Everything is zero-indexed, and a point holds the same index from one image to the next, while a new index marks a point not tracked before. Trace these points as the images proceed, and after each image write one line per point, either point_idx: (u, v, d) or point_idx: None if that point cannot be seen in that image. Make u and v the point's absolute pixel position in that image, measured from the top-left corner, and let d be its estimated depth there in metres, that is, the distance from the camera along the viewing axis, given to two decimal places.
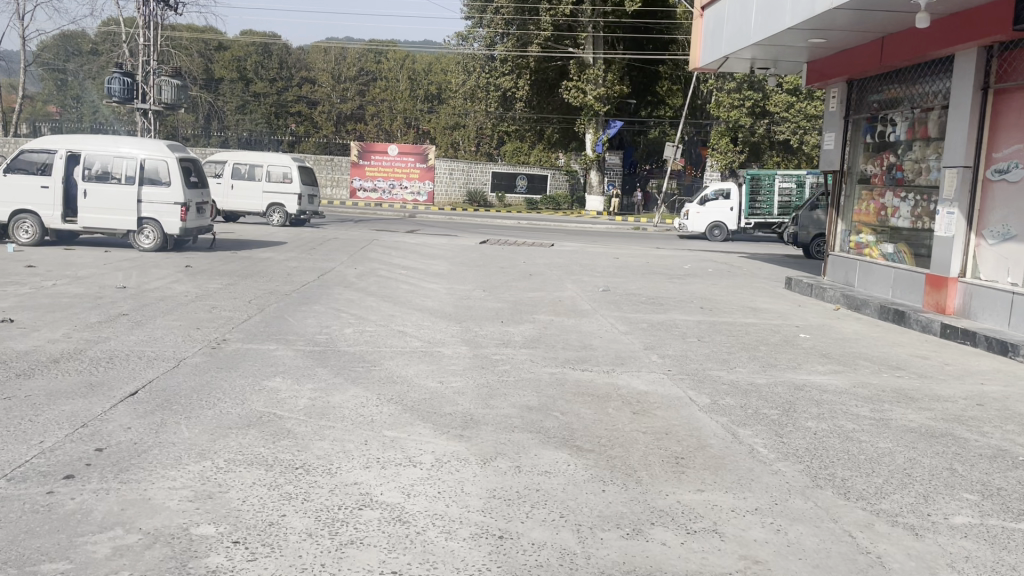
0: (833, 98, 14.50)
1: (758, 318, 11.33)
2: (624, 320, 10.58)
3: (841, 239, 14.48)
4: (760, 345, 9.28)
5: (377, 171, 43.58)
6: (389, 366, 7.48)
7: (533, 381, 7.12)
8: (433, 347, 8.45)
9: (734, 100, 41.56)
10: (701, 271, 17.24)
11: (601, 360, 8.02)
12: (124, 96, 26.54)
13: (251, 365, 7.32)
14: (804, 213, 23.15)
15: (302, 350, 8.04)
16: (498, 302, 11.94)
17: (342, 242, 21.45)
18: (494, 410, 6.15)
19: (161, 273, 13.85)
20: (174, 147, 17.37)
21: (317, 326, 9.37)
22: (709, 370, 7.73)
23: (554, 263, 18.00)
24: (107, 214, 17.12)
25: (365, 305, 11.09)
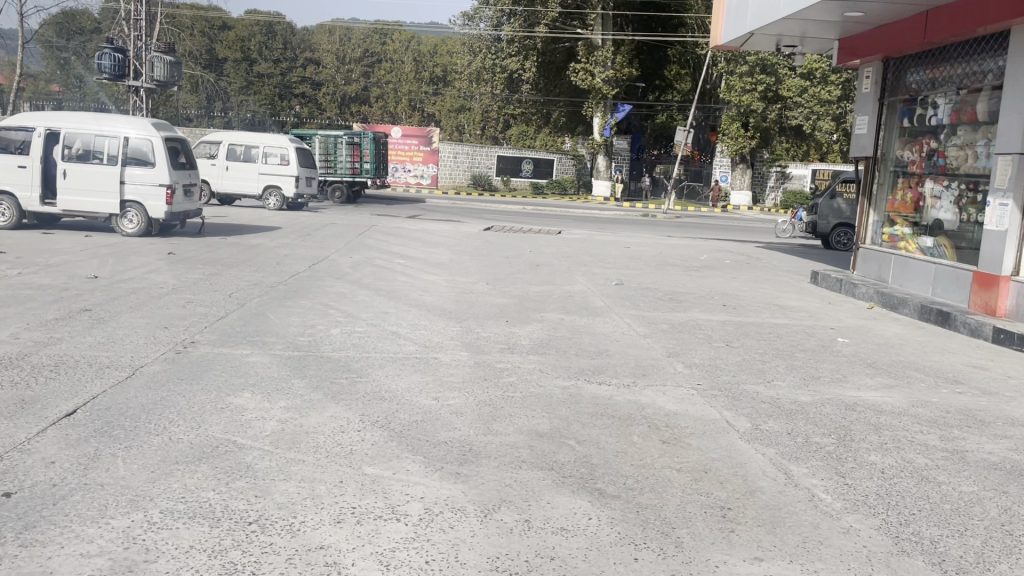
0: (867, 78, 13.45)
1: (792, 318, 10.32)
2: (642, 321, 9.57)
3: (873, 231, 13.41)
4: (794, 351, 8.28)
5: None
6: (377, 377, 6.50)
7: (543, 398, 6.13)
8: (428, 352, 7.47)
9: (747, 84, 39.75)
10: (718, 263, 16.22)
11: (619, 370, 7.04)
12: (114, 73, 25.31)
13: (217, 376, 6.33)
14: (823, 202, 22.01)
15: (280, 356, 7.07)
16: (501, 297, 10.98)
17: (339, 228, 20.50)
18: (498, 438, 5.17)
19: (140, 261, 12.87)
20: (159, 126, 16.37)
21: (299, 325, 8.40)
22: (746, 386, 6.74)
23: (563, 253, 16.99)
24: (89, 196, 16.15)
25: (356, 301, 10.12)
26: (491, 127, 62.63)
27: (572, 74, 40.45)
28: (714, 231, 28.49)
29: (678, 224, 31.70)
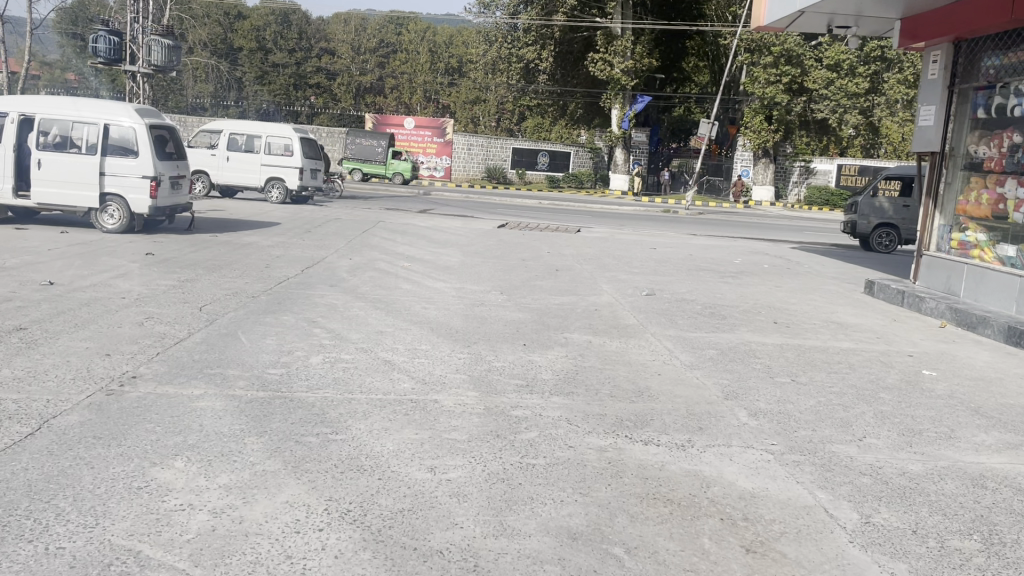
0: (934, 62, 11.85)
1: (859, 340, 8.79)
2: (685, 344, 8.06)
3: (938, 236, 11.83)
4: (877, 390, 6.74)
5: (396, 146, 40.38)
6: (359, 432, 5.03)
7: (574, 469, 4.63)
8: (427, 392, 5.98)
9: (770, 75, 38.11)
10: (756, 269, 14.66)
11: (667, 423, 5.51)
12: (110, 56, 23.98)
13: (150, 431, 4.86)
14: (863, 200, 20.39)
15: (240, 399, 5.59)
16: (516, 311, 9.50)
17: (343, 224, 19.06)
18: (516, 543, 3.69)
19: (111, 263, 11.43)
20: (145, 112, 14.95)
21: (272, 351, 6.93)
22: (832, 448, 5.22)
23: (584, 254, 15.49)
24: (65, 188, 14.71)
25: (348, 316, 8.66)
26: (506, 120, 61.51)
27: (589, 63, 39.08)
28: (738, 229, 27.05)
29: (703, 220, 30.32)
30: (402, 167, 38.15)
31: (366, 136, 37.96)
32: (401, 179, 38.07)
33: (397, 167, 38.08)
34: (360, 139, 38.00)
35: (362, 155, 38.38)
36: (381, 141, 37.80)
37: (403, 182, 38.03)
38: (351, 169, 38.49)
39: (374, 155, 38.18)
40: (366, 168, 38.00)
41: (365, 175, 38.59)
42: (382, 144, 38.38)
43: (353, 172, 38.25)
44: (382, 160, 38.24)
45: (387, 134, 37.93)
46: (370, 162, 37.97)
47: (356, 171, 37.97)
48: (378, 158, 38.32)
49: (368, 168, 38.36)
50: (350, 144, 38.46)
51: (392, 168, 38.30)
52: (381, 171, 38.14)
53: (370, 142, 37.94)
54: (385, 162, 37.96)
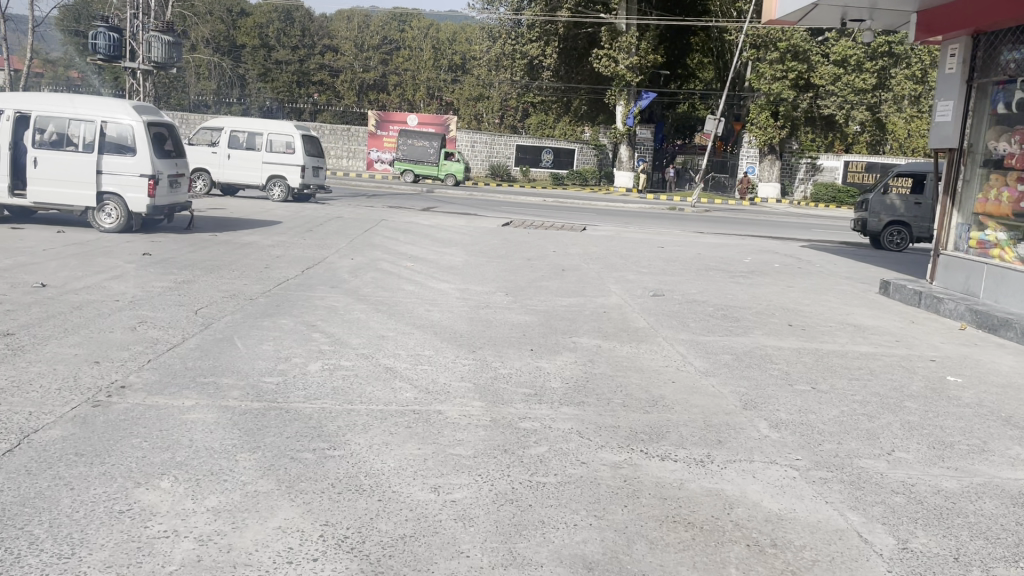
0: (952, 56, 11.53)
1: (877, 344, 8.49)
2: (699, 349, 7.76)
3: (956, 235, 11.50)
4: (901, 398, 6.44)
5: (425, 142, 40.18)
6: (358, 448, 4.73)
7: (587, 488, 4.33)
8: (430, 401, 5.69)
9: (776, 71, 37.94)
10: (767, 268, 14.35)
11: (685, 435, 5.22)
12: (110, 53, 23.69)
13: (135, 447, 4.58)
14: (874, 197, 20.07)
15: (233, 410, 5.29)
16: (522, 314, 9.21)
17: (344, 222, 18.79)
18: (527, 575, 3.39)
19: (107, 263, 11.16)
20: (143, 109, 14.67)
21: (269, 358, 6.63)
22: (861, 464, 4.93)
23: (590, 253, 15.18)
24: (62, 187, 14.43)
25: (349, 319, 8.37)
26: (510, 116, 61.14)
27: (594, 59, 38.60)
28: (745, 226, 26.70)
29: (709, 218, 30.00)
30: (454, 167, 37.52)
31: (418, 136, 37.49)
32: (452, 180, 37.51)
33: (448, 167, 37.47)
34: (412, 140, 37.51)
35: (414, 155, 37.90)
36: (434, 142, 37.30)
37: (455, 183, 37.45)
38: (402, 169, 38.06)
39: (425, 155, 37.68)
40: (417, 169, 37.53)
41: (418, 176, 38.16)
42: (434, 144, 37.84)
43: (406, 172, 37.83)
44: (435, 160, 37.70)
45: (439, 134, 37.38)
46: (422, 163, 37.49)
47: (408, 171, 37.58)
48: (430, 159, 37.77)
49: (419, 169, 37.90)
50: (402, 144, 38.03)
51: (443, 168, 37.66)
52: (434, 172, 37.61)
53: (422, 143, 37.48)
54: (437, 163, 37.39)
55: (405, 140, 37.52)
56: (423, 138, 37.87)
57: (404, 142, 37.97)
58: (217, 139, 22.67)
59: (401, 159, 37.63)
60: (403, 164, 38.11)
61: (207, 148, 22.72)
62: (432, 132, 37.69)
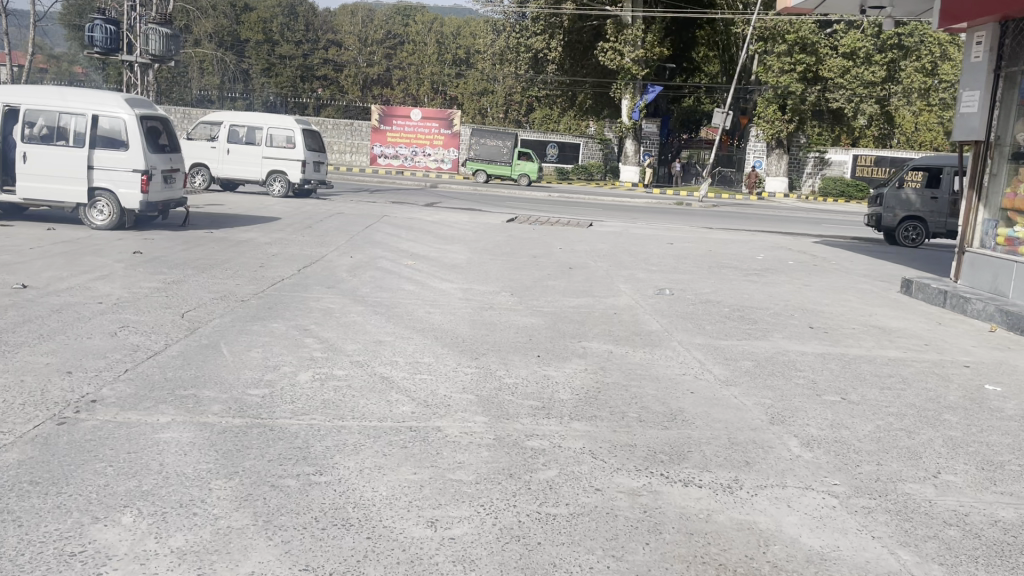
0: (978, 43, 11.01)
1: (906, 349, 8.00)
2: (717, 355, 7.28)
3: (983, 232, 10.99)
4: (939, 411, 5.94)
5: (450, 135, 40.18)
6: (347, 473, 4.25)
7: (603, 521, 3.85)
8: (428, 417, 5.21)
9: (785, 64, 37.03)
10: (782, 266, 13.83)
11: (709, 456, 4.74)
12: (107, 46, 23.29)
13: (97, 472, 4.10)
14: (890, 192, 19.57)
15: (211, 429, 4.81)
16: (528, 316, 8.72)
17: (345, 218, 18.32)
18: None
19: (95, 262, 10.69)
20: (135, 102, 14.20)
21: (256, 367, 6.15)
22: (906, 489, 4.44)
23: (598, 250, 14.70)
24: (52, 182, 13.97)
25: (346, 324, 7.88)
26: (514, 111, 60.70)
27: (599, 52, 38.08)
28: (753, 221, 26.18)
29: (718, 213, 29.46)
30: (526, 168, 37.39)
31: (490, 136, 37.37)
32: (525, 180, 37.33)
33: (521, 167, 37.27)
34: (484, 139, 37.43)
35: (486, 155, 37.80)
36: (507, 141, 37.16)
37: (527, 183, 37.29)
38: (474, 169, 38.07)
39: (498, 155, 37.65)
40: (489, 169, 37.46)
41: (491, 175, 38.07)
42: (507, 144, 37.71)
43: (478, 172, 37.83)
44: (507, 160, 37.59)
45: (512, 134, 37.24)
46: (495, 163, 37.38)
47: (479, 171, 37.56)
48: (503, 158, 37.65)
49: (492, 169, 37.81)
50: (475, 143, 38.00)
51: (517, 169, 37.54)
52: (506, 172, 37.49)
53: (494, 142, 37.43)
54: (510, 163, 37.22)
55: (477, 140, 37.47)
56: (496, 138, 37.73)
57: (477, 141, 37.90)
58: (217, 134, 22.07)
59: (473, 159, 37.62)
60: (475, 164, 38.01)
61: (206, 143, 22.17)
62: (505, 132, 37.52)
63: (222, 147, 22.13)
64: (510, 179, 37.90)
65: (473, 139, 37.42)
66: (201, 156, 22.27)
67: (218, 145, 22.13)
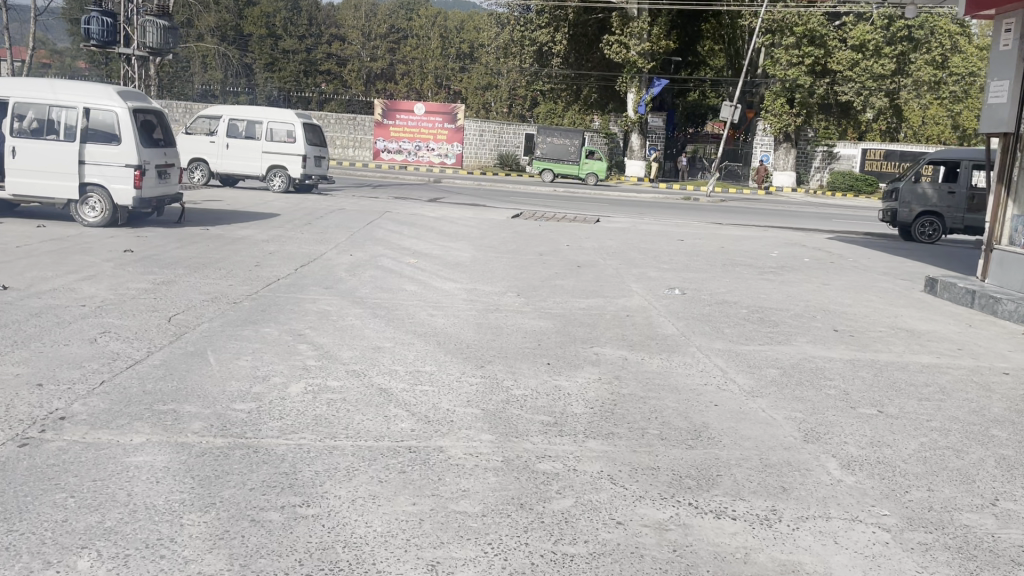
0: (1008, 31, 10.49)
1: (939, 354, 7.53)
2: (738, 362, 6.80)
3: (1010, 228, 10.49)
4: (986, 425, 5.46)
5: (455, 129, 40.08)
6: (336, 505, 3.77)
7: (630, 567, 3.36)
8: (430, 436, 4.74)
9: (793, 57, 36.45)
10: (798, 263, 13.33)
11: (741, 481, 4.27)
12: (103, 39, 22.81)
13: (53, 507, 3.63)
14: (906, 185, 19.05)
15: (187, 452, 4.33)
16: (537, 318, 8.26)
17: (346, 214, 17.83)
18: None
19: (83, 261, 10.22)
20: (128, 95, 13.73)
21: (243, 378, 5.68)
22: (965, 521, 3.96)
23: (607, 247, 14.22)
24: (42, 177, 13.51)
25: (343, 327, 7.41)
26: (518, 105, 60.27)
27: (604, 45, 37.55)
28: (762, 216, 25.68)
29: (727, 208, 28.95)
30: (594, 167, 37.00)
31: (558, 135, 36.88)
32: (593, 179, 36.98)
33: (589, 166, 36.88)
34: (552, 139, 36.88)
35: (554, 154, 37.32)
36: (574, 140, 36.61)
37: (595, 182, 36.93)
38: (541, 168, 37.58)
39: (566, 155, 37.19)
40: (557, 168, 36.96)
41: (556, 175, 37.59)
42: (575, 143, 37.21)
43: (545, 171, 37.28)
44: (575, 159, 37.10)
45: (580, 133, 36.72)
46: (562, 163, 36.94)
47: (547, 171, 37.14)
48: (570, 157, 37.23)
49: (559, 168, 37.31)
50: (542, 143, 37.44)
51: (585, 168, 37.09)
52: (574, 171, 37.03)
53: (562, 142, 36.91)
54: (578, 163, 36.83)
55: (545, 139, 36.90)
56: (563, 137, 37.18)
57: (544, 140, 37.41)
58: (217, 128, 21.69)
59: (541, 158, 37.09)
60: (541, 163, 37.47)
61: (205, 138, 21.74)
62: (573, 131, 36.99)
63: (220, 142, 21.67)
64: (577, 178, 37.60)
65: (541, 139, 36.94)
66: (200, 151, 21.78)
67: (217, 139, 21.68)
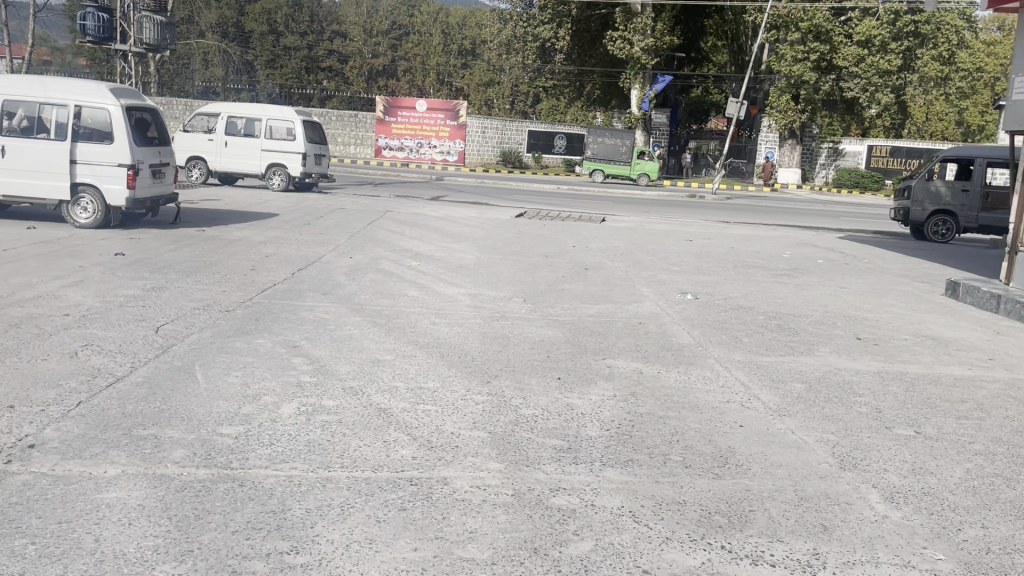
0: None
1: (971, 365, 7.12)
2: (761, 376, 6.38)
3: None
4: None
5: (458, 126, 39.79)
6: (328, 552, 3.37)
7: None
8: (433, 465, 4.32)
9: (798, 52, 35.88)
10: (812, 265, 12.92)
11: (778, 520, 3.86)
12: (100, 35, 22.04)
13: (10, 557, 3.23)
14: (918, 184, 18.61)
15: (165, 487, 3.92)
16: (544, 326, 7.85)
17: (346, 214, 17.41)
18: None
19: (71, 266, 9.82)
20: (121, 92, 13.31)
21: (232, 398, 5.27)
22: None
23: (614, 248, 13.80)
24: (33, 178, 13.12)
25: (341, 338, 7.00)
26: (521, 102, 59.73)
27: (607, 42, 37.08)
28: (770, 215, 25.24)
29: (734, 206, 28.52)
30: (646, 167, 36.18)
31: (608, 135, 36.11)
32: (645, 180, 36.07)
33: (641, 166, 36.02)
34: (604, 139, 36.18)
35: (603, 154, 36.59)
36: (626, 140, 35.88)
37: (647, 183, 36.14)
38: (591, 169, 36.90)
39: (616, 155, 36.42)
40: (609, 170, 36.24)
41: (607, 174, 37.11)
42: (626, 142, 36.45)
43: (596, 171, 36.74)
44: (626, 160, 36.36)
45: (632, 132, 35.94)
46: (613, 163, 36.18)
47: (597, 171, 36.44)
48: (622, 157, 36.61)
49: (610, 168, 36.73)
50: (592, 143, 36.67)
51: (636, 168, 36.33)
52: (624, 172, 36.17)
53: (614, 142, 36.18)
54: (629, 163, 36.08)
55: (594, 140, 36.18)
56: (613, 136, 36.41)
57: (593, 141, 36.67)
58: (217, 126, 21.26)
59: (592, 158, 36.52)
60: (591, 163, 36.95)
61: (204, 137, 21.36)
62: (624, 130, 36.18)
63: (220, 141, 21.26)
64: (628, 178, 36.79)
65: (590, 139, 36.23)
66: (199, 149, 21.40)
67: (216, 138, 21.27)
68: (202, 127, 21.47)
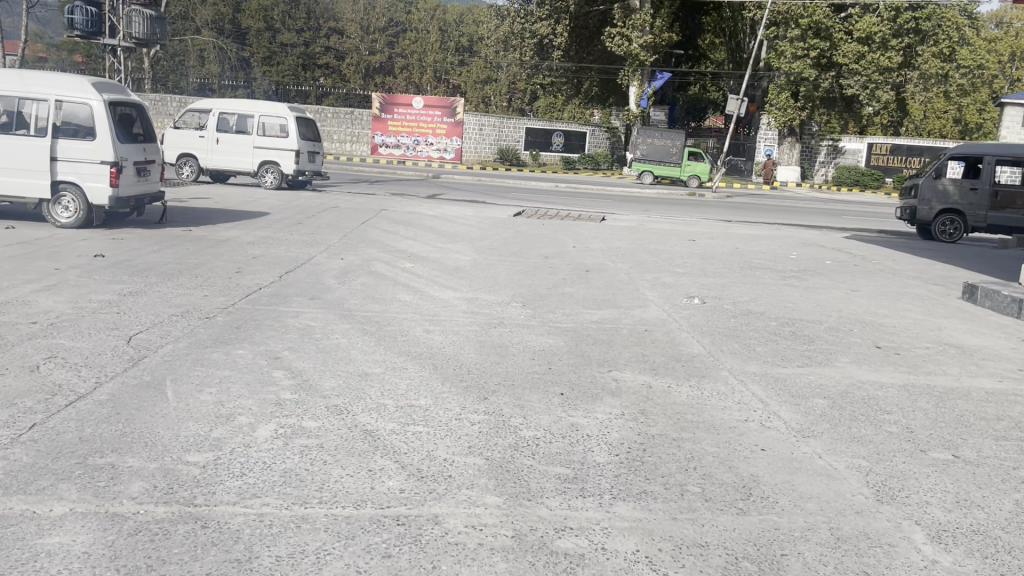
0: None
1: (1003, 376, 6.65)
2: (780, 391, 5.90)
3: None
4: None
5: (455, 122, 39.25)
6: None
7: None
8: (423, 499, 3.85)
9: (798, 49, 35.32)
10: (820, 266, 12.44)
11: (816, 567, 3.38)
12: (88, 29, 21.52)
13: None
14: (926, 182, 18.14)
15: (115, 529, 3.43)
16: (545, 334, 7.37)
17: (339, 212, 16.92)
18: None
19: (47, 269, 9.32)
20: (103, 86, 12.81)
21: (202, 419, 4.78)
22: None
23: (616, 248, 13.32)
24: (10, 176, 12.60)
25: (327, 348, 6.51)
26: (518, 99, 59.11)
27: (606, 38, 36.42)
28: (772, 213, 24.77)
29: (735, 204, 28.01)
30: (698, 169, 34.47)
31: (659, 136, 34.32)
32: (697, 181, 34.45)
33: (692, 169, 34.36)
34: (654, 139, 34.35)
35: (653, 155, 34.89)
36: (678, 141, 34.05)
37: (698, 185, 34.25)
38: (640, 170, 35.29)
39: (667, 156, 34.67)
40: (658, 171, 34.44)
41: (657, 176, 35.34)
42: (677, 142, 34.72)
43: (646, 172, 35.02)
44: (677, 160, 34.69)
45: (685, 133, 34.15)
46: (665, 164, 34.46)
47: (647, 173, 34.83)
48: (672, 158, 34.83)
49: (661, 169, 34.93)
50: (642, 143, 34.91)
51: (687, 170, 34.69)
52: (676, 173, 34.31)
53: (665, 142, 34.44)
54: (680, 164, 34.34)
55: (644, 139, 34.34)
56: (664, 137, 34.58)
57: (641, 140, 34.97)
58: (207, 122, 20.72)
59: (640, 159, 34.79)
60: (640, 164, 35.30)
61: (195, 134, 20.84)
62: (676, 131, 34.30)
63: (210, 137, 20.74)
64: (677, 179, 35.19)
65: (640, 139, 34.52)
66: (189, 147, 20.89)
67: (207, 134, 20.75)
68: (192, 123, 20.93)
